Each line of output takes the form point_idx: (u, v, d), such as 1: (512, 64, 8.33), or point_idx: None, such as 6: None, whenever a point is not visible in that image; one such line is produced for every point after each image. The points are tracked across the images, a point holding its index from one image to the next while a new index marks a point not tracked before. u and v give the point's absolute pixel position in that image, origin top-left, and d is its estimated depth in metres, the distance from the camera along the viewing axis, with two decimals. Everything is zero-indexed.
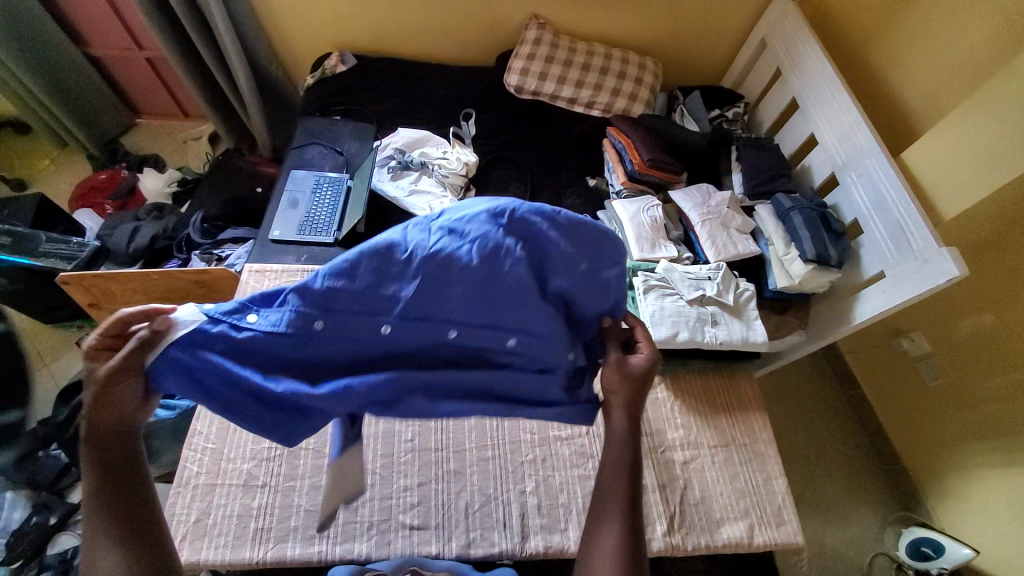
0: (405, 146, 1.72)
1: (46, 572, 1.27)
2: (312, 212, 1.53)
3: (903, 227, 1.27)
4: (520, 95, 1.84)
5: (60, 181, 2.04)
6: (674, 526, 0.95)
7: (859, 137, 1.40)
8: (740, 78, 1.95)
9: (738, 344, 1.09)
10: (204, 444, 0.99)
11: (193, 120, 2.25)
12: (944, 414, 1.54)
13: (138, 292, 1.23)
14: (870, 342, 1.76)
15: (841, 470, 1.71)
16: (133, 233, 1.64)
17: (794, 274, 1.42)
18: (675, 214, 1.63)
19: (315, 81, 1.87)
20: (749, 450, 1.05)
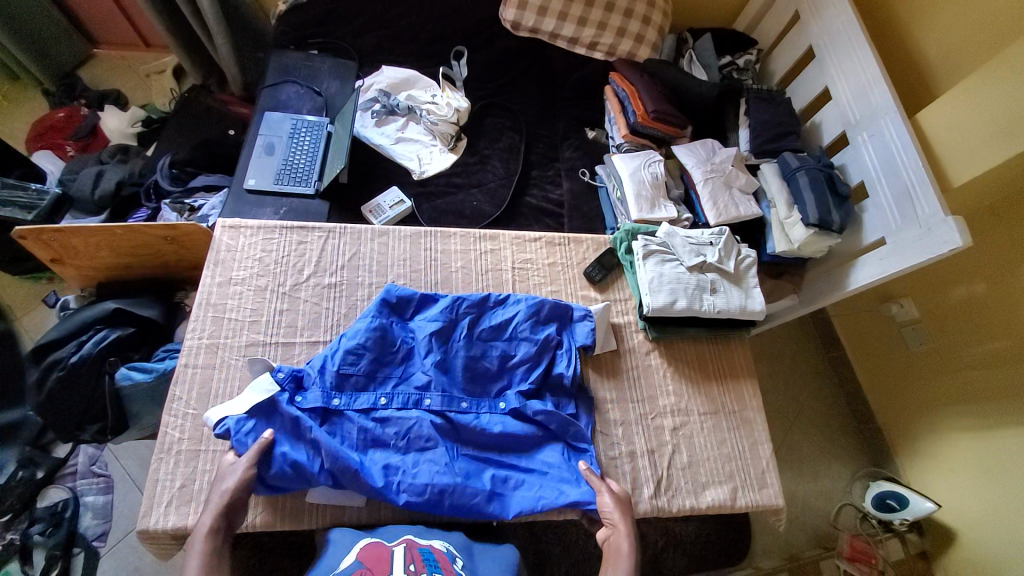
0: (390, 88, 1.57)
1: (39, 526, 1.28)
2: (290, 160, 1.41)
3: (911, 193, 1.22)
4: (516, 32, 1.68)
5: (11, 118, 1.86)
6: (661, 489, 0.96)
7: (876, 94, 1.31)
8: (754, 21, 1.80)
9: (736, 313, 1.06)
10: (184, 410, 0.95)
11: (156, 52, 2.04)
12: (925, 378, 1.58)
13: (103, 247, 1.12)
14: (859, 307, 1.77)
15: (820, 429, 1.77)
16: (97, 178, 1.49)
17: (795, 239, 1.38)
18: (678, 171, 1.55)
19: (288, 8, 1.67)
20: (738, 417, 1.05)
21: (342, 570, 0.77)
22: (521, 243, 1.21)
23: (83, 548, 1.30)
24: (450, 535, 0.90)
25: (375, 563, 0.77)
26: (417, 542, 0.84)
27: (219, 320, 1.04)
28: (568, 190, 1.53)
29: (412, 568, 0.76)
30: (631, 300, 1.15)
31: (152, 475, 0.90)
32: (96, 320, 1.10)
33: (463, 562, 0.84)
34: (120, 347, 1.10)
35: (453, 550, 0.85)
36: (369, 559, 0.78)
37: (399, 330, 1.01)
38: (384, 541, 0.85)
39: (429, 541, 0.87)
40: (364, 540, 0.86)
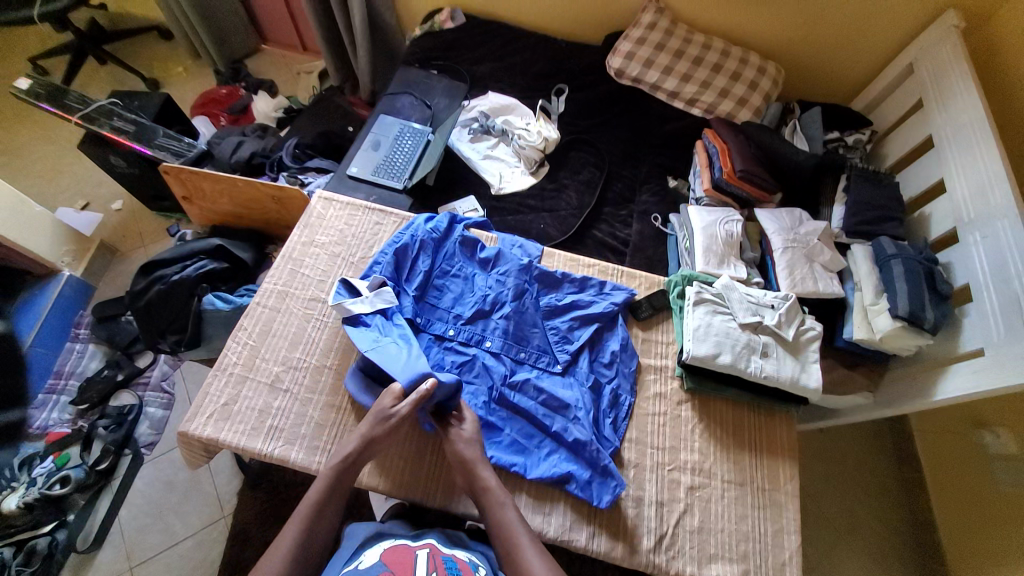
0: (490, 111, 1.71)
1: (105, 421, 1.49)
2: (390, 157, 1.58)
3: (1022, 304, 1.08)
4: (619, 79, 1.77)
5: (189, 88, 2.29)
6: (661, 545, 0.88)
7: (996, 193, 1.19)
8: (873, 102, 1.72)
9: (785, 385, 0.96)
10: (245, 339, 1.00)
11: (310, 55, 2.42)
12: (1009, 526, 1.32)
13: (225, 195, 1.29)
14: (944, 427, 1.54)
15: (876, 557, 1.54)
16: (237, 146, 1.79)
17: (876, 328, 1.26)
18: (756, 235, 1.49)
19: (423, 33, 1.92)
20: (767, 496, 0.94)
21: (366, 569, 0.76)
22: (573, 265, 1.17)
23: (132, 451, 1.49)
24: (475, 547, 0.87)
25: (398, 567, 0.76)
26: (441, 548, 0.83)
27: (294, 272, 1.08)
28: (636, 231, 1.53)
29: None
30: (673, 345, 1.06)
31: (204, 388, 0.95)
32: (200, 250, 1.25)
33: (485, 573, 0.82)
34: (213, 277, 1.24)
35: (479, 564, 0.83)
36: (394, 563, 0.77)
37: (491, 337, 1.01)
38: (408, 543, 0.84)
39: (453, 550, 0.85)
40: (386, 543, 0.84)
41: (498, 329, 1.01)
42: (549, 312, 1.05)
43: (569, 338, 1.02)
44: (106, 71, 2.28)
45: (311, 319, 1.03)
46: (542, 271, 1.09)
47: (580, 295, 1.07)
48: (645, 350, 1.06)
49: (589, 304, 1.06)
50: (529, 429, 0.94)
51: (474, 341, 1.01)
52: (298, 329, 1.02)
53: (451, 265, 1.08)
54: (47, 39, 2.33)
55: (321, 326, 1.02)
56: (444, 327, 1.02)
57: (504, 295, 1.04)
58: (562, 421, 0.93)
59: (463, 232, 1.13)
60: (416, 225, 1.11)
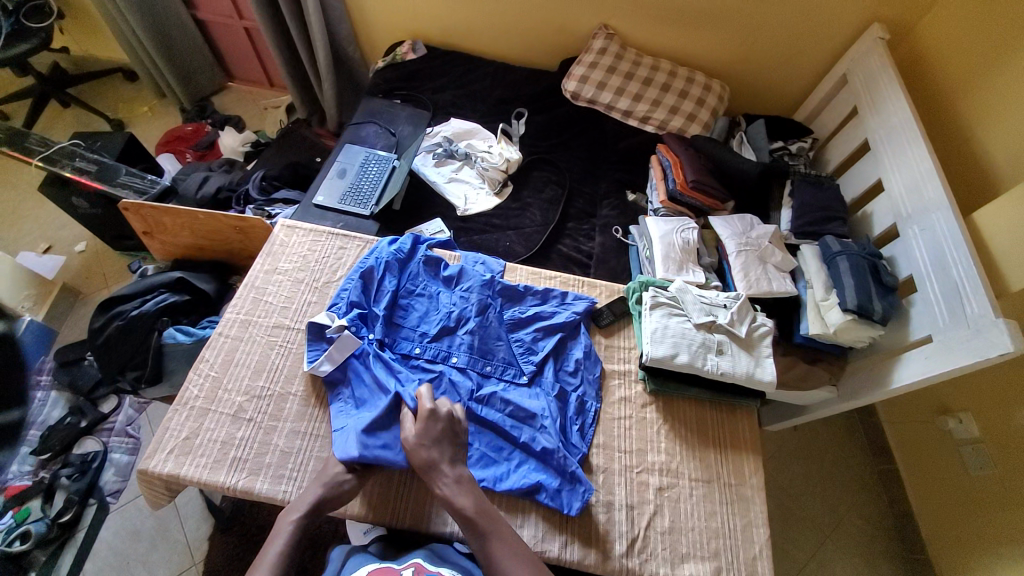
0: (454, 136, 1.77)
1: (68, 470, 1.43)
2: (357, 184, 1.61)
3: (960, 290, 1.15)
4: (575, 101, 1.86)
5: (154, 127, 2.30)
6: (634, 549, 0.89)
7: (930, 189, 1.28)
8: (813, 112, 1.84)
9: (742, 380, 1.00)
10: (208, 371, 0.99)
11: (277, 90, 2.46)
12: (985, 511, 1.36)
13: (187, 228, 1.28)
14: (911, 417, 1.60)
15: (858, 552, 1.57)
16: (202, 181, 1.79)
17: (829, 323, 1.32)
18: (713, 241, 1.56)
19: (385, 64, 1.98)
20: (734, 491, 0.97)
21: None
22: (536, 278, 1.20)
23: (97, 501, 1.43)
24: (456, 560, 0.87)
25: None
26: (426, 567, 0.82)
27: (257, 301, 1.08)
28: (600, 243, 1.58)
29: None
30: (635, 349, 1.09)
31: (164, 423, 0.94)
32: (161, 284, 1.24)
33: None
34: (175, 310, 1.22)
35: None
36: None
37: (457, 352, 1.03)
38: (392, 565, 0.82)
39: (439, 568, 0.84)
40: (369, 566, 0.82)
41: (464, 344, 1.03)
42: (513, 324, 1.07)
43: (533, 349, 1.04)
44: (68, 113, 2.28)
45: (275, 346, 1.03)
46: (504, 285, 1.11)
47: (542, 307, 1.10)
48: (608, 356, 1.09)
49: (552, 315, 1.08)
50: (498, 440, 0.95)
51: (440, 357, 1.03)
52: (262, 356, 1.01)
53: (416, 285, 1.10)
54: (6, 84, 2.32)
55: (285, 351, 1.02)
56: (411, 346, 1.03)
57: (469, 310, 1.06)
58: (530, 430, 0.95)
59: (427, 251, 1.16)
60: (380, 248, 1.13)
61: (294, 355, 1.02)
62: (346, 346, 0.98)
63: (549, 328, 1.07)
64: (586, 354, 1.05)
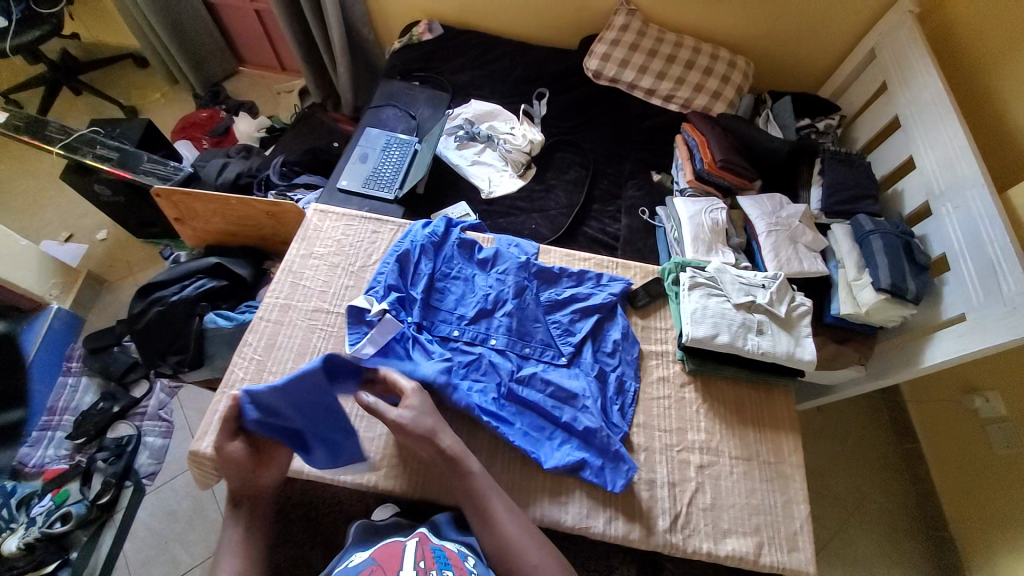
0: (475, 117, 1.75)
1: (103, 454, 1.47)
2: (379, 168, 1.60)
3: (996, 268, 1.14)
4: (597, 80, 1.82)
5: (168, 114, 2.29)
6: (677, 525, 0.90)
7: (964, 164, 1.25)
8: (840, 88, 1.80)
9: (782, 359, 0.99)
10: (251, 354, 1.00)
11: (289, 74, 2.43)
12: (1010, 486, 1.37)
13: (218, 214, 1.26)
14: (936, 396, 1.60)
15: (883, 530, 1.58)
16: (221, 168, 1.80)
17: (862, 302, 1.31)
18: (741, 221, 1.54)
19: (401, 45, 1.95)
20: (773, 468, 0.97)
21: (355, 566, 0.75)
22: (569, 261, 1.19)
23: (133, 483, 1.47)
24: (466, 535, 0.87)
25: (387, 560, 0.74)
26: (431, 539, 0.81)
27: (295, 285, 1.08)
28: (626, 225, 1.57)
29: (422, 565, 0.72)
30: (673, 330, 1.09)
31: (213, 406, 0.96)
32: (198, 270, 1.24)
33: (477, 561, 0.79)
34: (213, 296, 1.23)
35: (471, 555, 0.80)
36: (382, 557, 0.75)
37: (496, 335, 1.03)
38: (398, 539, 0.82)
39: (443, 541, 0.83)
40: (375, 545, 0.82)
41: (502, 326, 1.03)
42: (551, 306, 1.07)
43: (571, 331, 1.04)
44: (81, 101, 2.26)
45: (315, 330, 1.03)
46: (541, 267, 1.11)
47: (578, 289, 1.09)
48: (645, 337, 1.09)
49: (590, 297, 1.08)
50: (539, 420, 0.96)
51: (479, 340, 1.03)
52: (303, 340, 1.02)
53: (451, 268, 1.10)
54: (18, 73, 2.30)
55: (326, 335, 1.03)
56: (449, 328, 1.03)
57: (506, 292, 1.07)
58: (572, 410, 0.95)
59: (460, 234, 1.15)
60: (414, 231, 1.13)
61: (335, 338, 1.03)
62: (386, 331, 0.97)
63: (586, 311, 1.07)
64: (624, 337, 1.06)
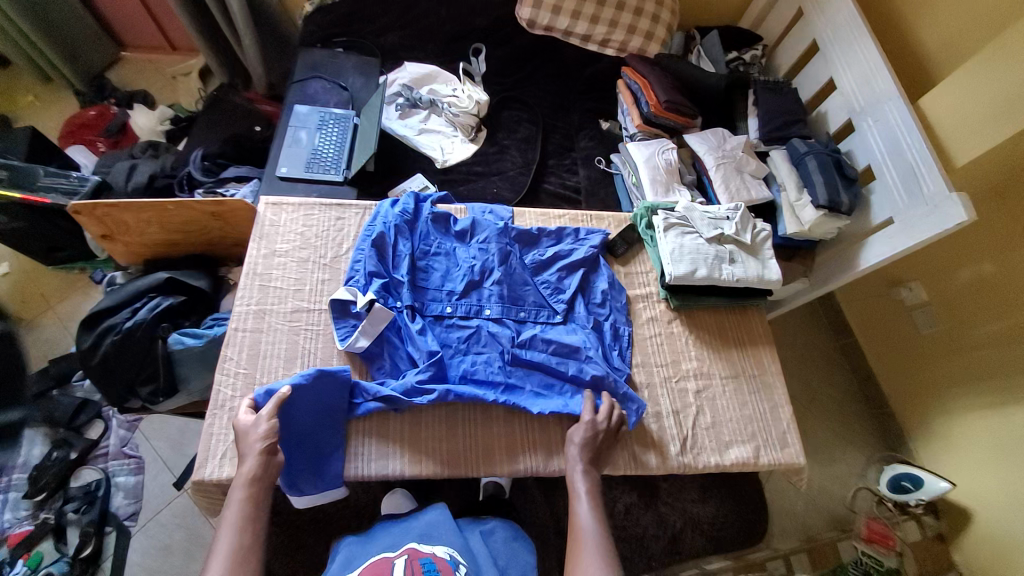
0: (413, 83, 1.65)
1: (72, 504, 1.37)
2: (319, 149, 1.49)
3: (916, 172, 1.28)
4: (531, 30, 1.75)
5: (44, 117, 1.95)
6: (687, 446, 0.99)
7: (881, 81, 1.37)
8: (760, 17, 1.87)
9: (754, 282, 1.08)
10: (236, 369, 0.93)
11: (182, 54, 2.12)
12: (936, 360, 1.62)
13: (154, 223, 1.11)
14: (865, 292, 1.83)
15: (834, 416, 1.83)
16: (131, 171, 1.59)
17: (805, 220, 1.44)
18: (690, 158, 1.61)
19: (314, 9, 1.76)
20: (758, 380, 1.08)
21: None
22: (544, 220, 1.20)
23: (115, 527, 1.38)
24: (450, 537, 0.98)
25: None
26: (421, 551, 0.91)
27: (265, 288, 1.00)
28: (585, 177, 1.59)
29: None
30: (652, 272, 1.15)
31: (206, 429, 0.88)
32: (148, 288, 1.08)
33: (464, 569, 0.91)
34: (172, 314, 1.07)
35: (457, 559, 0.92)
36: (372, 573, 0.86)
37: (489, 304, 1.03)
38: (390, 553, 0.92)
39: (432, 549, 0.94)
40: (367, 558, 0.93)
41: (493, 295, 1.03)
42: (537, 267, 1.08)
43: (560, 288, 1.07)
44: None
45: (300, 331, 0.97)
46: (519, 230, 1.11)
47: (560, 246, 1.11)
48: (629, 282, 1.14)
49: (572, 252, 1.10)
50: (546, 378, 0.99)
51: (473, 312, 1.02)
52: (290, 343, 0.96)
53: (430, 245, 1.07)
54: None
55: (313, 334, 0.97)
56: (440, 307, 1.02)
57: (491, 260, 1.06)
58: (577, 362, 0.99)
59: (431, 209, 1.12)
60: (383, 212, 1.07)
61: (324, 336, 0.98)
62: (379, 321, 0.95)
63: (571, 266, 1.09)
64: (610, 288, 1.09)
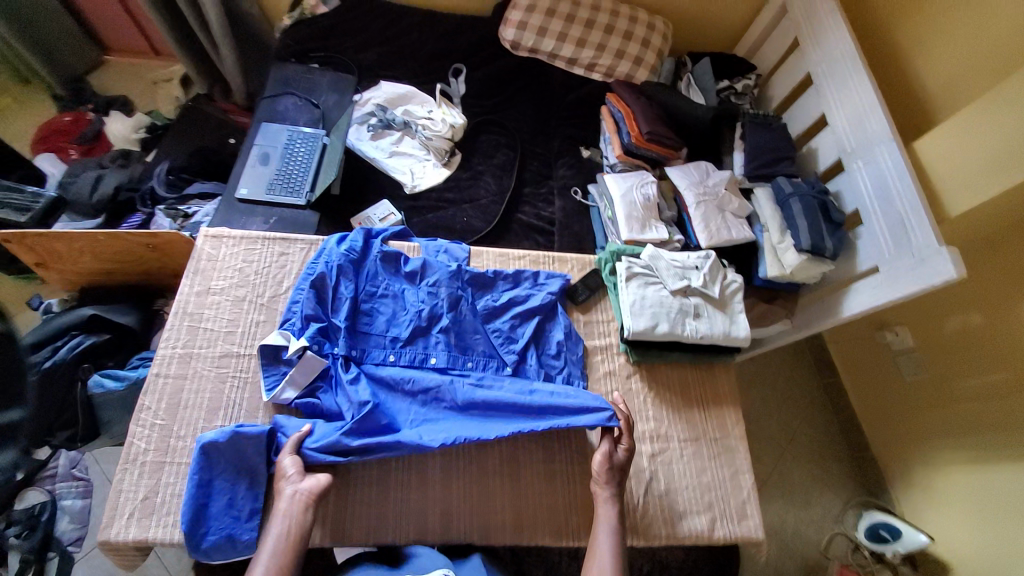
0: (388, 102, 1.60)
1: (14, 528, 1.26)
2: (284, 170, 1.42)
3: (905, 223, 1.21)
4: (515, 51, 1.70)
5: (19, 120, 1.92)
6: (636, 516, 0.92)
7: (871, 123, 1.31)
8: (755, 46, 1.80)
9: (719, 340, 1.02)
10: (152, 420, 0.87)
11: (164, 59, 2.09)
12: (922, 409, 1.54)
13: (87, 253, 1.06)
14: (852, 333, 1.75)
15: (815, 460, 1.75)
16: (96, 181, 1.54)
17: (787, 264, 1.37)
18: (671, 193, 1.54)
19: (293, 22, 1.71)
20: (720, 444, 1.01)
21: None
22: (504, 260, 1.14)
23: (58, 553, 1.30)
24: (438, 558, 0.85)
25: None
26: None
27: (194, 330, 0.95)
28: (560, 207, 1.53)
29: None
30: (614, 322, 1.08)
31: (115, 487, 0.83)
32: (72, 325, 1.06)
33: None
34: (94, 354, 1.06)
35: None
36: None
37: (436, 352, 0.97)
38: None
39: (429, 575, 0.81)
40: None
41: (440, 343, 0.97)
42: (488, 314, 1.02)
43: (512, 339, 1.00)
44: None
45: (227, 379, 0.92)
46: (473, 272, 1.05)
47: (515, 292, 1.04)
48: (589, 332, 1.07)
49: (528, 299, 1.04)
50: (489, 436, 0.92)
51: (417, 362, 0.96)
52: (214, 393, 0.90)
53: (376, 286, 1.01)
54: None
55: (240, 382, 0.92)
56: (383, 354, 0.95)
57: (440, 304, 1.00)
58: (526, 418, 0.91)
59: (382, 246, 1.06)
60: (328, 250, 1.01)
61: (252, 385, 0.92)
62: (312, 367, 0.90)
63: (527, 315, 1.03)
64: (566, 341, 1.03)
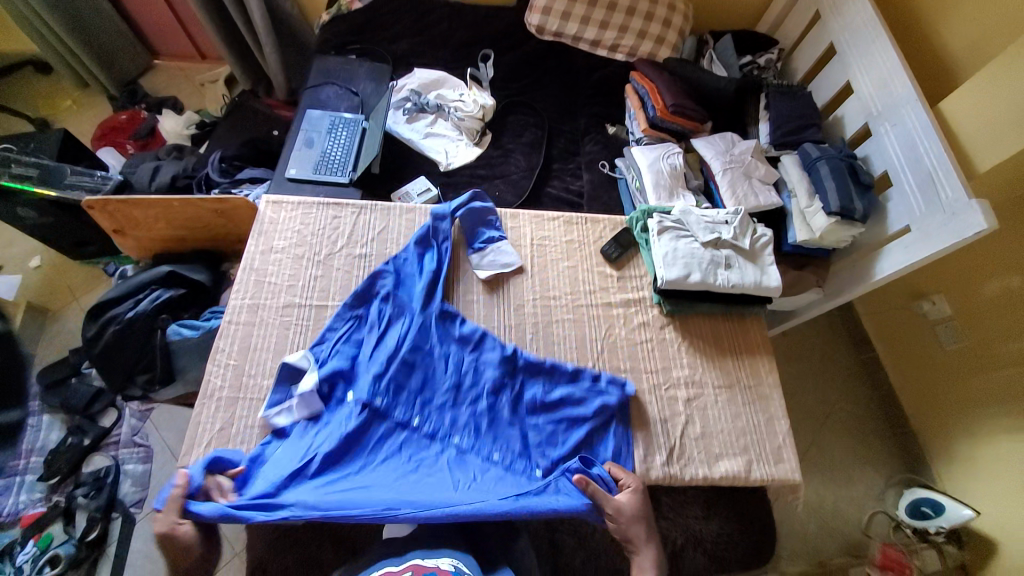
0: (422, 88, 1.69)
1: (83, 489, 1.46)
2: (328, 152, 1.53)
3: (935, 179, 1.22)
4: (541, 36, 1.76)
5: (81, 121, 2.09)
6: (673, 457, 0.96)
7: (897, 84, 1.32)
8: (778, 22, 1.82)
9: (750, 289, 1.05)
10: (226, 360, 0.98)
11: (210, 62, 2.24)
12: (961, 377, 1.53)
13: (161, 219, 1.18)
14: (887, 305, 1.74)
15: (850, 433, 1.74)
16: (154, 172, 1.68)
17: (815, 227, 1.38)
18: (697, 163, 1.58)
19: (331, 18, 1.82)
20: (753, 391, 1.04)
21: None
22: (539, 222, 1.20)
23: (121, 513, 1.46)
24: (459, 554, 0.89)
25: None
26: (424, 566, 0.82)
27: (260, 283, 1.05)
28: (588, 181, 1.58)
29: None
30: (646, 276, 1.13)
31: (195, 419, 0.94)
32: (151, 281, 1.16)
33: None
34: (171, 307, 1.16)
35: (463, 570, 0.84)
36: None
37: (468, 415, 0.95)
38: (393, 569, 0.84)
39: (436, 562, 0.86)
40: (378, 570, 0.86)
41: (468, 424, 0.95)
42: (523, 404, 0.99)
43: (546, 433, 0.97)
44: None
45: (290, 326, 1.02)
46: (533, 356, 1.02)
47: (572, 391, 0.99)
48: (622, 286, 1.13)
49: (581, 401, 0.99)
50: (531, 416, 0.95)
51: (443, 432, 0.94)
52: (280, 338, 1.00)
53: (425, 341, 0.99)
54: None
55: (301, 328, 1.01)
56: (408, 413, 0.93)
57: (489, 378, 0.98)
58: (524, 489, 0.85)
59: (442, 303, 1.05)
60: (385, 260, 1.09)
61: (311, 331, 1.01)
62: (311, 404, 0.93)
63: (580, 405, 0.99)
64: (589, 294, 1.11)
